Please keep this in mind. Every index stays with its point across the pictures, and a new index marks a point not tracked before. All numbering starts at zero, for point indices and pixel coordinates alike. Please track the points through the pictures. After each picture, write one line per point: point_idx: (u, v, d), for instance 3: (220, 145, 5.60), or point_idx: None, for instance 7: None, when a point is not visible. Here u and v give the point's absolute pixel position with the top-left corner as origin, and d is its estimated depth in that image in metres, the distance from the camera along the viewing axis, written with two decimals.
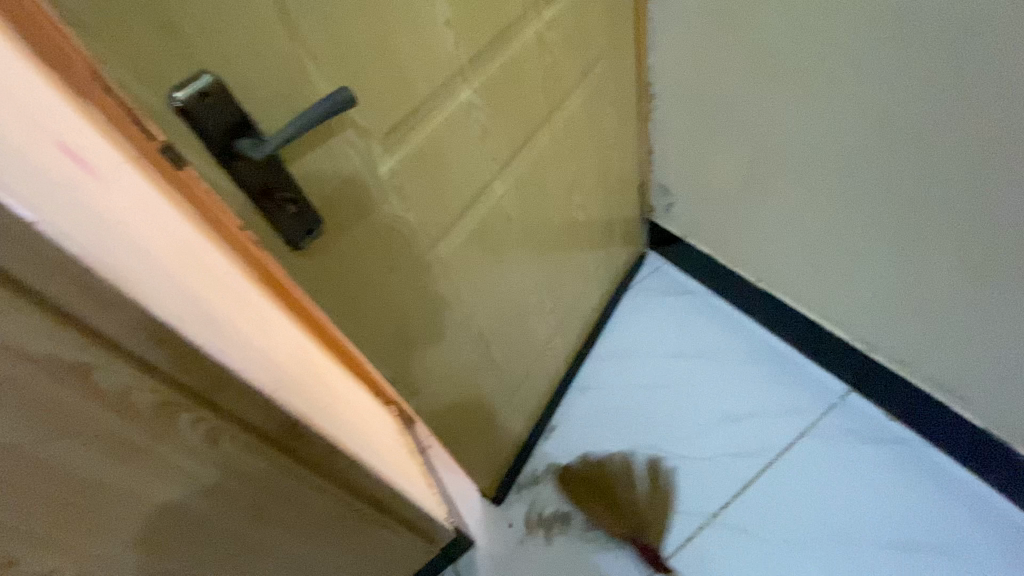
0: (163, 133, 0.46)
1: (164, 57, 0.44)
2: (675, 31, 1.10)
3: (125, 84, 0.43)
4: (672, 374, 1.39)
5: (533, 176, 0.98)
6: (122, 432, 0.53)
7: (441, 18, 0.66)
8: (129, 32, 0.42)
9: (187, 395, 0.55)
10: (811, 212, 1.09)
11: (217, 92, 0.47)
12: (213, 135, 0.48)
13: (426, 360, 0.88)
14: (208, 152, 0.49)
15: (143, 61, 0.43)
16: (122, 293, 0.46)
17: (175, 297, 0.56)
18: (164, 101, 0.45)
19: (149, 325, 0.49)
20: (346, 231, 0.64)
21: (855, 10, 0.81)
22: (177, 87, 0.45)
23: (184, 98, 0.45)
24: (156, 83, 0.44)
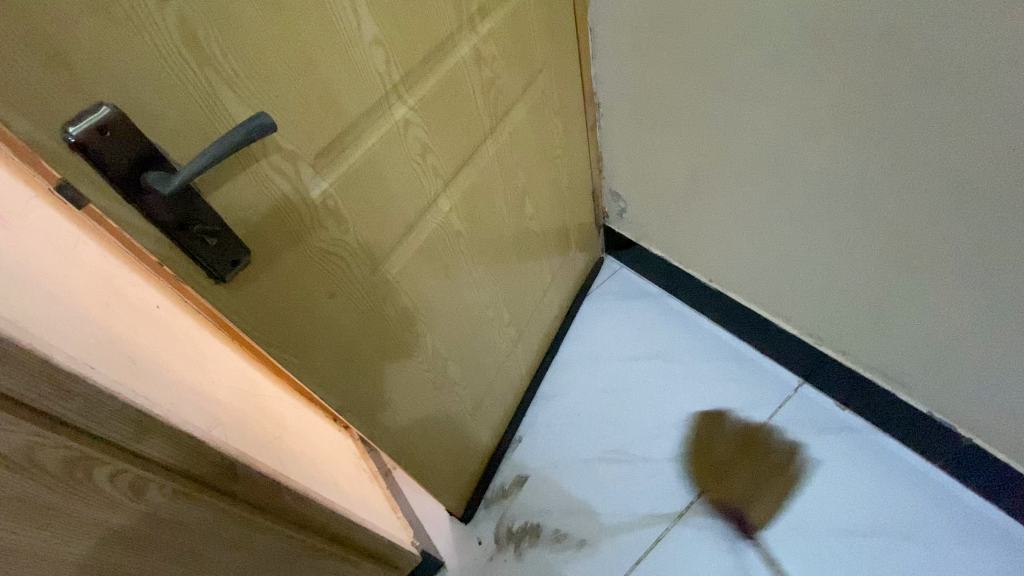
0: (60, 171, 0.43)
1: (56, 90, 0.41)
2: (615, 41, 1.12)
3: (8, 122, 0.39)
4: (632, 376, 1.41)
5: (481, 190, 0.97)
6: (35, 497, 0.46)
7: (369, 37, 0.64)
8: (11, 66, 0.38)
9: (100, 445, 0.51)
10: (753, 212, 1.13)
11: (118, 124, 0.44)
12: (116, 169, 0.45)
13: (382, 383, 0.86)
14: (113, 188, 0.46)
15: (29, 95, 0.40)
16: (17, 346, 0.43)
17: (82, 341, 0.52)
18: (57, 138, 0.42)
19: (54, 375, 0.46)
20: (279, 260, 0.61)
21: (778, 19, 0.85)
22: (71, 122, 0.42)
23: (81, 133, 0.42)
24: (48, 116, 0.41)
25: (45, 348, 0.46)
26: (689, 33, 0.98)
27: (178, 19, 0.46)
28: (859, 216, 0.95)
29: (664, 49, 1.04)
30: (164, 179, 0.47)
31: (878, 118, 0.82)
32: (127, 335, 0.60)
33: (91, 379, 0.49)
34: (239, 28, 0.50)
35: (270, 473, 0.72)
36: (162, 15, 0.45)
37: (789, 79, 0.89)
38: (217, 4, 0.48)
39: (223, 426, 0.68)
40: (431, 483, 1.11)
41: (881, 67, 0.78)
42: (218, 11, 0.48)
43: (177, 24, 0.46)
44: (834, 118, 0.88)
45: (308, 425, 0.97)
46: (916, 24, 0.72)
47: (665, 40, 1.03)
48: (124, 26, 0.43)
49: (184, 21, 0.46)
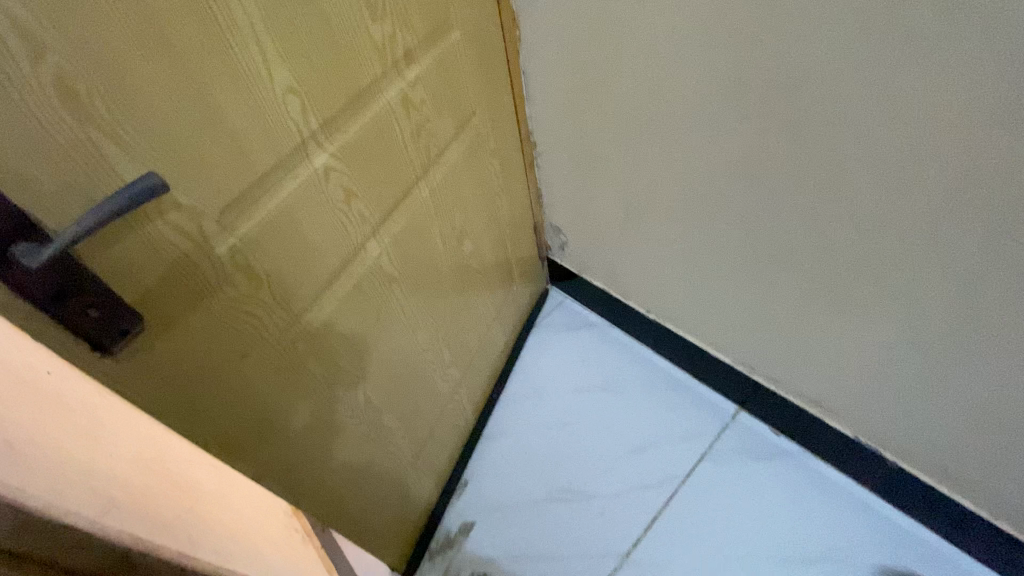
0: None
1: None
2: (547, 84, 1.15)
3: None
4: (577, 410, 1.40)
5: (414, 232, 0.96)
6: None
7: (282, 85, 0.62)
8: None
9: None
10: (685, 247, 1.17)
11: None
12: None
13: (310, 440, 0.81)
14: None
15: None
16: None
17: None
18: None
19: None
20: (180, 324, 0.57)
21: (693, 70, 0.90)
22: None
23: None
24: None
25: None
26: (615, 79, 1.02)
27: (54, 75, 0.42)
28: (780, 252, 1.01)
29: (594, 93, 1.08)
30: (34, 250, 0.42)
31: (787, 162, 0.88)
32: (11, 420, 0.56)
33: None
34: (130, 82, 0.47)
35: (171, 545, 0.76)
36: (35, 72, 0.41)
37: (708, 125, 0.94)
38: (102, 58, 0.44)
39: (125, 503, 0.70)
40: (370, 540, 1.05)
41: (786, 118, 0.83)
42: (105, 65, 0.45)
43: (54, 81, 0.42)
44: (750, 160, 0.93)
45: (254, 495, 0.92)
46: (816, 80, 0.76)
47: (596, 84, 1.06)
48: None
49: (63, 77, 0.42)
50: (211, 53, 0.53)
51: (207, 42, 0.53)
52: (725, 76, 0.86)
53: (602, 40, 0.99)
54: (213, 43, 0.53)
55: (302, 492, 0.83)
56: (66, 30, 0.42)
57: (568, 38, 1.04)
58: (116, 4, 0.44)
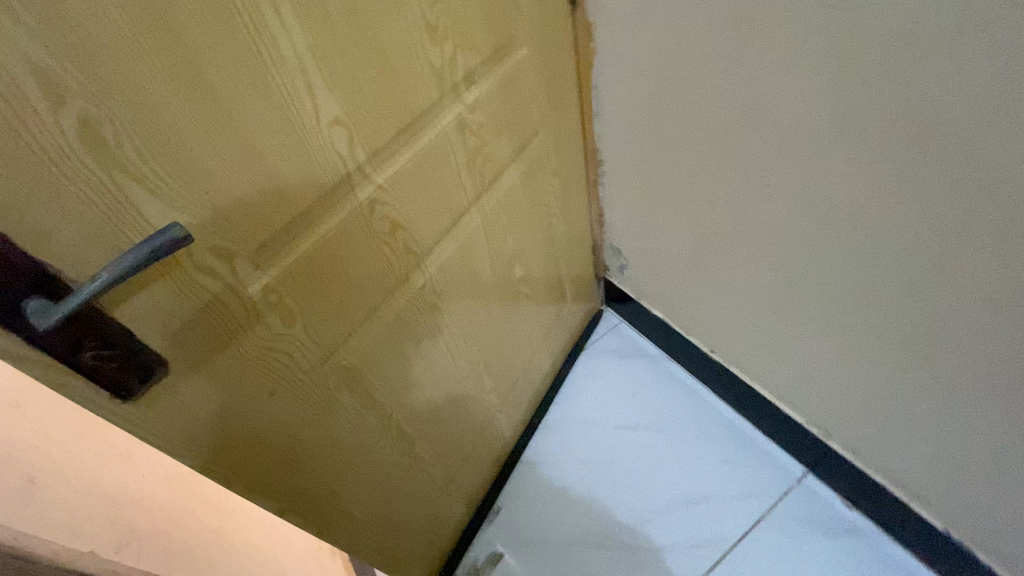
0: None
1: None
2: (618, 103, 1.06)
3: None
4: (624, 449, 1.31)
5: (462, 259, 0.91)
6: None
7: (328, 117, 0.58)
8: None
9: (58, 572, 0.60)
10: (758, 291, 1.05)
11: None
12: None
13: (338, 473, 0.79)
14: None
15: None
16: None
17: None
18: None
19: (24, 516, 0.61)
20: (207, 365, 0.55)
21: (784, 103, 0.77)
22: None
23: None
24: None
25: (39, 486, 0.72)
26: (690, 104, 0.91)
27: (77, 120, 0.39)
28: (873, 317, 0.86)
29: (667, 119, 0.98)
30: (48, 306, 0.40)
31: (891, 219, 0.73)
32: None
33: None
34: (160, 123, 0.44)
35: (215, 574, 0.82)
36: (57, 119, 0.38)
37: (797, 167, 0.81)
38: (130, 99, 0.42)
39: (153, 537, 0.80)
40: (396, 565, 1.03)
41: (901, 169, 0.68)
42: (133, 106, 0.42)
43: (77, 126, 0.40)
44: (845, 211, 0.79)
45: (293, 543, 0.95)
46: (946, 130, 0.62)
47: (669, 110, 0.96)
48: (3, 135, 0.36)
49: (86, 122, 0.40)
50: (251, 87, 0.50)
51: (246, 76, 0.49)
52: (823, 117, 0.73)
53: (679, 60, 0.88)
54: (253, 77, 0.50)
55: (325, 523, 0.81)
56: (91, 72, 0.39)
57: (643, 58, 0.94)
58: (145, 41, 0.42)
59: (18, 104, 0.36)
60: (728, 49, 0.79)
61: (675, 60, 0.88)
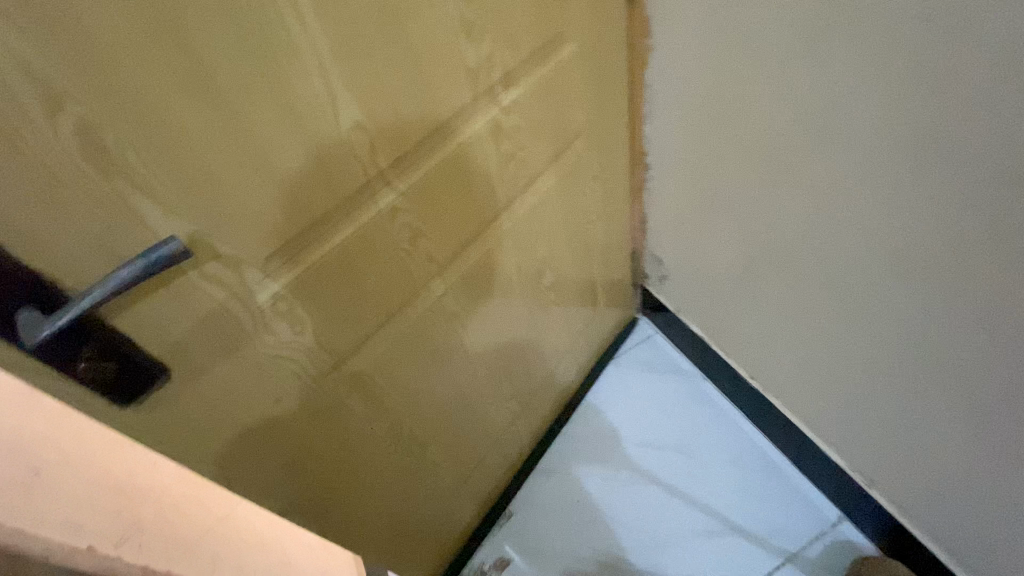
0: None
1: None
2: (670, 107, 0.98)
3: None
4: (645, 468, 1.26)
5: (488, 266, 0.87)
6: None
7: (348, 121, 0.55)
8: None
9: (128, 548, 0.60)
10: (807, 322, 0.96)
11: None
12: None
13: (344, 474, 0.79)
14: None
15: None
16: None
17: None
18: None
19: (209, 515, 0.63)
20: (211, 371, 0.54)
21: (859, 120, 0.67)
22: None
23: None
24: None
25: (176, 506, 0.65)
26: (750, 113, 0.82)
27: (76, 127, 0.38)
28: (938, 372, 0.77)
29: (722, 128, 0.89)
30: (43, 318, 0.40)
31: (971, 270, 0.64)
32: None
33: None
34: (165, 129, 0.42)
35: None
36: (55, 125, 0.37)
37: (869, 192, 0.71)
38: (132, 104, 0.40)
39: None
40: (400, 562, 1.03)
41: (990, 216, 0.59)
42: (138, 112, 0.40)
43: (76, 132, 0.38)
44: (915, 253, 0.69)
45: None
46: None
47: (726, 119, 0.87)
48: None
49: (86, 129, 0.38)
50: (266, 90, 0.47)
51: (260, 80, 0.47)
52: (908, 143, 0.63)
53: (742, 63, 0.79)
54: (268, 80, 0.47)
55: (328, 523, 0.81)
56: (91, 77, 0.38)
57: (702, 61, 0.85)
58: (151, 45, 0.40)
59: (14, 111, 0.35)
60: (806, 53, 0.69)
61: (738, 63, 0.79)
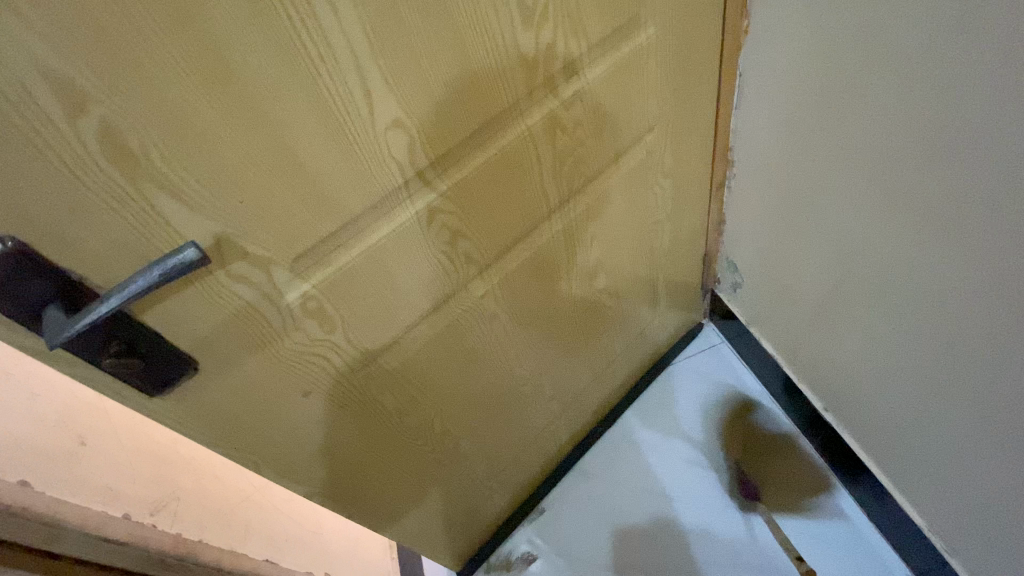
0: None
1: None
2: (765, 106, 0.86)
3: None
4: (692, 487, 1.18)
5: (536, 268, 0.82)
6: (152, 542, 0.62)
7: (385, 120, 0.51)
8: None
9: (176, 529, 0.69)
10: (901, 365, 0.84)
11: (7, 263, 0.38)
12: (13, 311, 0.39)
13: (372, 463, 0.79)
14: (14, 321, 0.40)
15: None
16: None
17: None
18: None
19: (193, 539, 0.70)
20: (239, 365, 0.55)
21: (1003, 157, 0.56)
22: None
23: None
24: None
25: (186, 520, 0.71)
26: (858, 126, 0.70)
27: (99, 130, 0.37)
28: None
29: (822, 133, 0.77)
30: (65, 316, 0.41)
31: None
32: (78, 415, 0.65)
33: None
34: (192, 131, 0.41)
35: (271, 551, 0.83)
36: (77, 129, 0.36)
37: (1001, 243, 0.60)
38: (157, 107, 0.39)
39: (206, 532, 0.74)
40: (427, 544, 1.04)
41: None
42: (163, 114, 0.39)
43: (98, 135, 0.37)
44: None
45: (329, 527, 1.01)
46: None
47: (829, 125, 0.75)
48: (19, 148, 0.35)
49: (109, 132, 0.38)
50: (297, 91, 0.45)
51: (291, 79, 0.44)
52: None
53: (857, 66, 0.67)
54: (299, 79, 0.44)
55: (353, 506, 0.82)
56: (116, 80, 0.36)
57: (811, 56, 0.73)
58: (175, 46, 0.38)
59: (36, 116, 0.35)
60: (946, 59, 0.57)
61: (852, 66, 0.68)
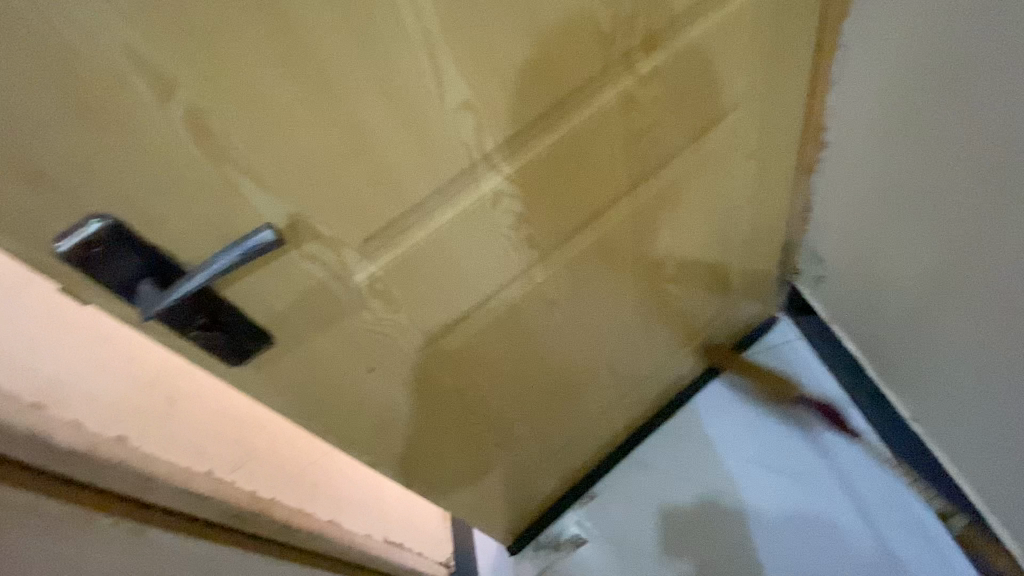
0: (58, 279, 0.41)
1: (45, 208, 0.38)
2: (872, 84, 0.77)
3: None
4: (756, 486, 1.15)
5: (601, 253, 0.79)
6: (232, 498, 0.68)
7: (454, 101, 0.50)
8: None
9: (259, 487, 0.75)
10: (1006, 378, 0.78)
11: (104, 240, 0.40)
12: (110, 283, 0.42)
13: (431, 438, 0.81)
14: (110, 292, 0.43)
15: (17, 215, 0.37)
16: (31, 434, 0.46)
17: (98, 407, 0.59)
18: (50, 254, 0.40)
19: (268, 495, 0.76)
20: (309, 339, 0.57)
21: None
22: (61, 237, 0.39)
23: (67, 249, 0.39)
24: (33, 232, 0.38)
25: (262, 478, 0.77)
26: (977, 120, 0.63)
27: (185, 114, 0.39)
28: None
29: (936, 124, 0.69)
30: (156, 291, 0.44)
31: None
32: (165, 376, 0.73)
33: (61, 435, 0.50)
34: (268, 114, 0.42)
35: (335, 513, 0.88)
36: (165, 112, 0.38)
37: None
38: (237, 91, 0.40)
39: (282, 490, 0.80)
40: (481, 518, 1.06)
41: None
42: (243, 99, 0.40)
43: (184, 119, 0.39)
44: None
45: (386, 493, 1.06)
46: None
47: (945, 115, 0.67)
48: (113, 131, 0.37)
49: (192, 115, 0.39)
50: (369, 72, 0.44)
51: (363, 62, 0.43)
52: None
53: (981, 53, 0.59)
54: (371, 60, 0.44)
55: (412, 478, 0.85)
56: (197, 64, 0.37)
57: (926, 36, 0.65)
58: (253, 29, 0.38)
59: (128, 101, 0.36)
60: None
61: (976, 53, 0.60)
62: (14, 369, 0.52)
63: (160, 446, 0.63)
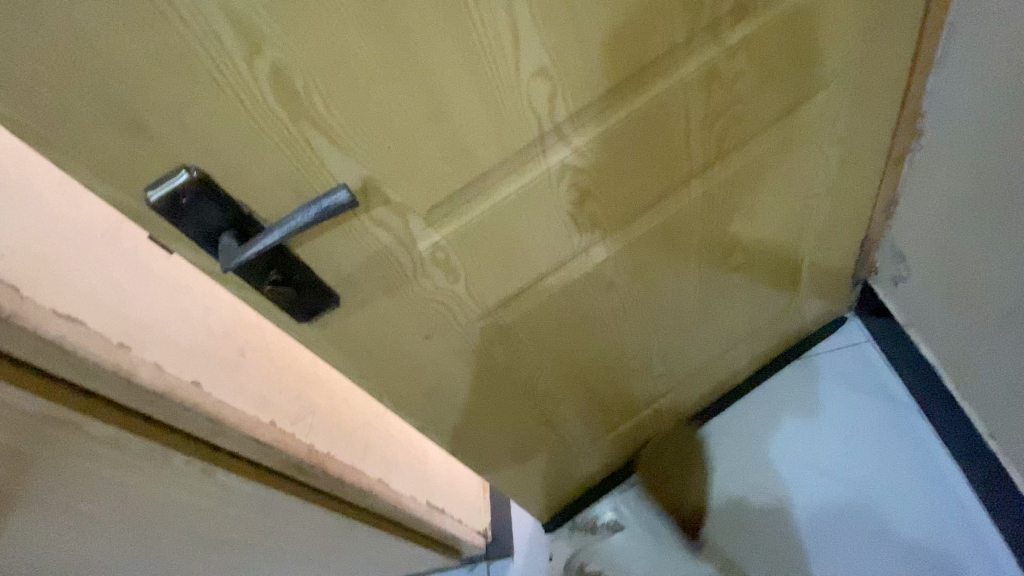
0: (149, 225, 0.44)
1: (140, 157, 0.40)
2: (995, 61, 0.70)
3: (98, 187, 0.40)
4: (803, 490, 1.09)
5: (665, 236, 0.76)
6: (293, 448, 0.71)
7: (529, 68, 0.49)
8: (98, 135, 0.38)
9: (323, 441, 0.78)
10: None
11: (191, 191, 0.42)
12: (195, 233, 0.44)
13: (481, 410, 0.82)
14: (195, 243, 0.45)
15: (115, 163, 0.39)
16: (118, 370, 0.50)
17: (177, 350, 0.60)
18: (143, 202, 0.42)
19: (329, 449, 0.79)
20: (372, 303, 0.58)
21: None
22: (152, 186, 0.41)
23: (156, 200, 0.41)
24: (129, 178, 0.40)
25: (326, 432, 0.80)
26: None
27: (270, 70, 0.39)
28: None
29: None
30: (236, 243, 0.45)
31: None
32: (237, 328, 0.77)
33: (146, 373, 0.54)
34: (349, 75, 0.42)
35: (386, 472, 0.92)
36: (252, 68, 0.38)
37: None
38: (321, 50, 0.40)
39: (342, 445, 0.83)
40: (520, 493, 1.07)
41: None
42: (325, 58, 0.40)
43: (269, 76, 0.39)
44: None
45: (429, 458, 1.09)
46: None
47: None
48: (203, 85, 0.38)
49: (276, 72, 0.39)
50: (449, 33, 0.43)
51: (444, 22, 0.42)
52: None
53: None
54: (450, 21, 0.43)
55: (457, 447, 0.86)
56: (284, 20, 0.37)
57: None
58: None
59: (220, 56, 0.37)
60: None
61: None
62: (101, 306, 0.54)
63: (237, 390, 0.67)
